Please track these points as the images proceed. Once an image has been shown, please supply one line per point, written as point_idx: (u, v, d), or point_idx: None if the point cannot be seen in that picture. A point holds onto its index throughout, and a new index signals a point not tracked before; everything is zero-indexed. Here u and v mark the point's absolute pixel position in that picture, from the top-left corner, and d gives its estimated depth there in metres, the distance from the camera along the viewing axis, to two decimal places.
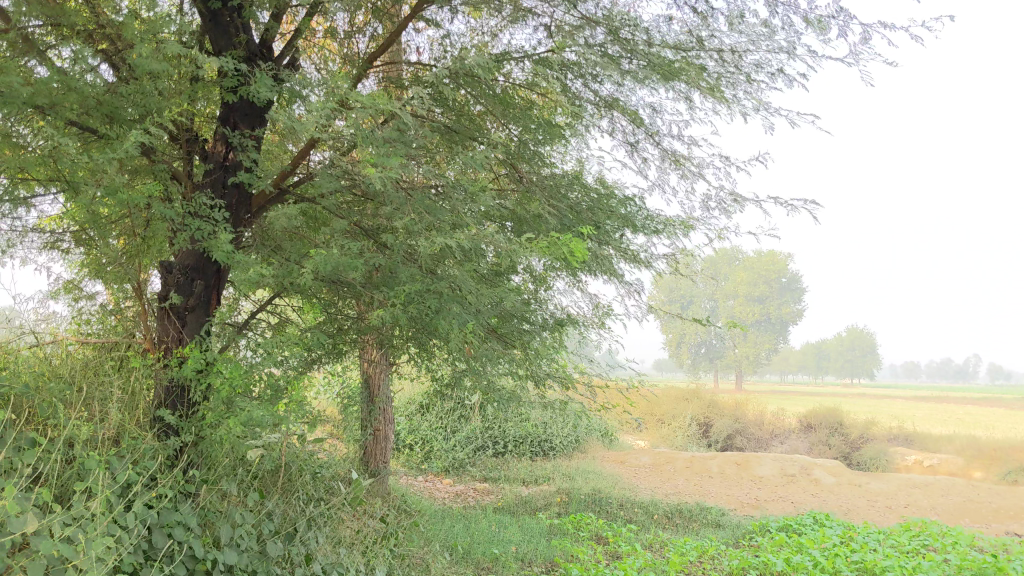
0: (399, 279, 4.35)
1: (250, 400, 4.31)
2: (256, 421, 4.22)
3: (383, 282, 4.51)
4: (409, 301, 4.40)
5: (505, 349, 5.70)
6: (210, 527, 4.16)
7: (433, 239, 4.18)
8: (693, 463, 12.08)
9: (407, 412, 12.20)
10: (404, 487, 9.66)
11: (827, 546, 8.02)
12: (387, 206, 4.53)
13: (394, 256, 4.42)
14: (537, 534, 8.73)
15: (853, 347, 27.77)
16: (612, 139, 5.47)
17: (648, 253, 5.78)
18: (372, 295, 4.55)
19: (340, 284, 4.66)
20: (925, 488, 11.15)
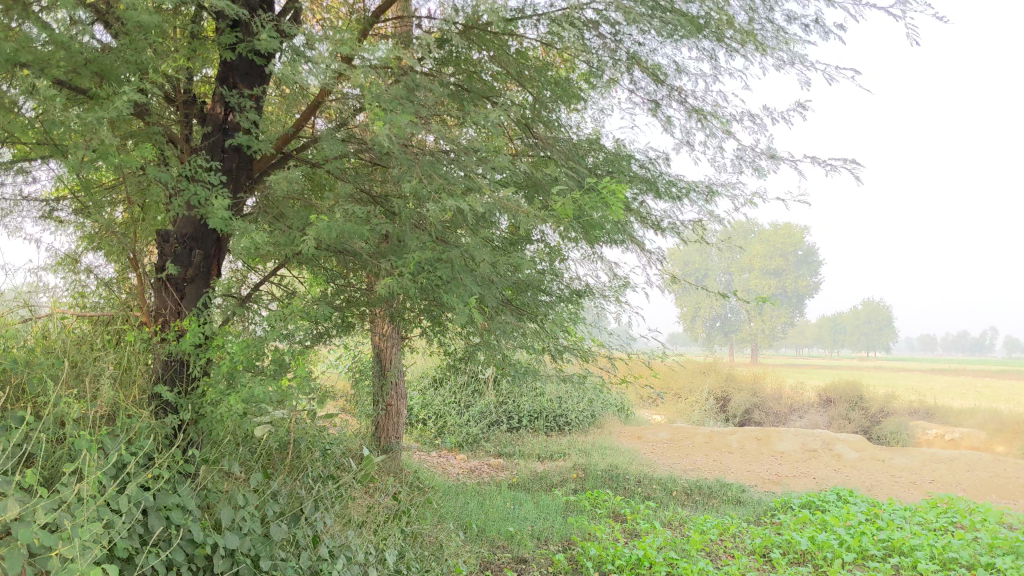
0: (408, 247, 4.11)
1: (253, 375, 4.10)
2: (259, 396, 4.01)
3: (392, 250, 4.28)
4: (420, 270, 4.16)
5: (521, 322, 5.46)
6: (212, 508, 3.96)
7: (443, 204, 3.94)
8: (713, 438, 11.85)
9: (420, 387, 12.00)
10: (417, 463, 9.48)
11: (852, 524, 7.79)
12: (395, 170, 4.28)
13: (403, 221, 4.18)
14: (554, 511, 8.52)
15: (871, 320, 27.44)
16: (634, 99, 5.20)
17: (672, 219, 5.51)
18: (380, 264, 4.32)
19: (347, 253, 4.43)
20: (950, 463, 10.88)
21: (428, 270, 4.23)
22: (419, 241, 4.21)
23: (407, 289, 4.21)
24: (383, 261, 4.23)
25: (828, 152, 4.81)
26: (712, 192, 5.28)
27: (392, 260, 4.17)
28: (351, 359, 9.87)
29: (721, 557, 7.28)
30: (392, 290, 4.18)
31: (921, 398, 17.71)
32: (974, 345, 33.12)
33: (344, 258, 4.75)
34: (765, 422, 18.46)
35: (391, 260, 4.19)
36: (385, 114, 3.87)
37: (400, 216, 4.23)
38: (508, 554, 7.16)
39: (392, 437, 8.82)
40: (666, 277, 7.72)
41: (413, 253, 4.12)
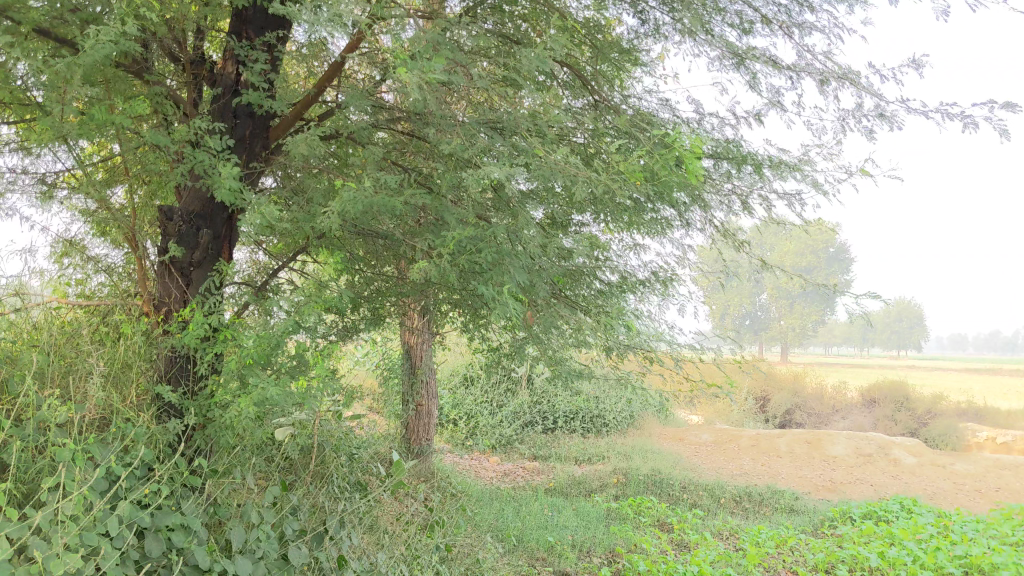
0: (449, 223, 3.54)
1: (268, 374, 3.56)
2: (274, 397, 3.47)
3: (429, 227, 3.71)
4: (462, 251, 3.60)
5: (570, 313, 4.90)
6: (222, 526, 3.43)
7: (489, 172, 3.38)
8: (759, 441, 11.22)
9: (451, 385, 11.46)
10: (449, 466, 8.94)
11: (923, 538, 7.16)
12: (432, 134, 3.73)
13: (440, 193, 3.61)
14: (595, 519, 7.96)
15: (900, 319, 26.60)
16: (714, 58, 4.57)
17: (753, 193, 4.90)
18: (414, 246, 3.77)
19: (374, 233, 3.89)
20: (1017, 469, 10.15)
21: (472, 250, 3.67)
22: (462, 216, 3.64)
23: (446, 274, 3.66)
24: (419, 240, 3.66)
25: (956, 107, 4.32)
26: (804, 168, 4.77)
27: (429, 239, 3.60)
28: (379, 355, 9.34)
29: (781, 572, 6.66)
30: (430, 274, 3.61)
31: (970, 399, 16.90)
32: (1008, 345, 31.79)
33: (371, 238, 4.22)
34: (806, 423, 17.80)
35: (428, 239, 3.62)
36: (417, 62, 3.29)
37: (438, 188, 3.66)
38: (550, 568, 6.60)
39: (423, 440, 8.28)
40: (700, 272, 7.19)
41: (454, 232, 3.56)
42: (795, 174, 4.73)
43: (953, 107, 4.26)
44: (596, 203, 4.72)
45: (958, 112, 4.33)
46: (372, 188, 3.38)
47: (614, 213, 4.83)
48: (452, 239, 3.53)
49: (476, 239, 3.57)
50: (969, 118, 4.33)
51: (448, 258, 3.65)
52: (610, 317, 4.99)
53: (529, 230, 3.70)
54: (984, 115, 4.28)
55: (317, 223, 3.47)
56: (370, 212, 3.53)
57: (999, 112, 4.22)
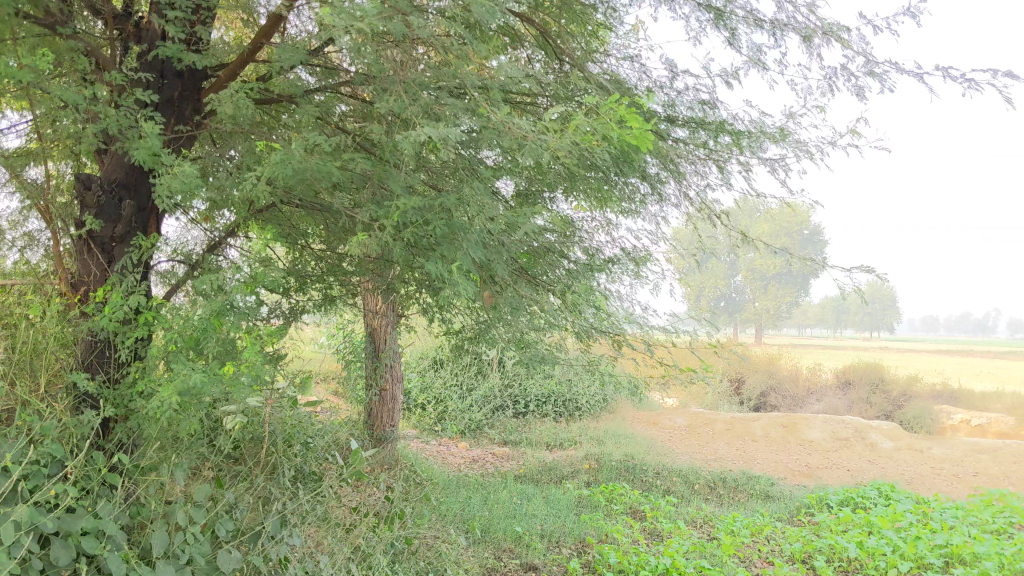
0: (395, 192, 3.22)
1: (194, 359, 3.24)
2: (200, 385, 3.14)
3: (374, 197, 3.40)
4: (409, 224, 3.28)
5: (535, 293, 4.58)
6: (143, 529, 3.10)
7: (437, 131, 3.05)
8: (734, 425, 10.99)
9: (419, 368, 11.14)
10: (414, 452, 8.63)
11: (902, 526, 6.94)
12: (378, 93, 3.39)
13: (385, 158, 3.28)
14: (565, 507, 7.68)
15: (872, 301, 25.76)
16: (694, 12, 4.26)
17: (732, 162, 4.62)
18: (358, 217, 3.43)
19: (314, 202, 3.55)
20: (995, 454, 9.99)
21: (421, 223, 3.37)
22: (409, 184, 3.33)
23: (392, 248, 3.35)
24: (363, 211, 3.34)
25: (955, 69, 4.03)
26: (787, 138, 4.51)
27: (373, 210, 3.28)
28: (342, 337, 8.99)
29: (757, 563, 6.40)
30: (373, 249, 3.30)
31: (945, 381, 16.77)
32: (978, 326, 31.72)
33: (314, 210, 3.92)
34: (781, 405, 17.62)
35: (371, 210, 3.30)
36: (356, 8, 2.94)
37: (383, 153, 3.36)
38: (517, 560, 6.31)
39: (387, 426, 7.95)
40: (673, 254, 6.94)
41: (401, 202, 3.24)
42: (777, 144, 4.46)
43: (952, 72, 3.99)
44: (561, 175, 4.42)
45: (957, 75, 4.04)
46: (306, 152, 3.06)
47: (582, 184, 4.52)
48: (398, 209, 3.22)
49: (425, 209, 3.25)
50: (970, 83, 4.05)
51: (395, 231, 3.34)
52: (577, 296, 4.68)
53: (485, 202, 3.39)
54: (986, 80, 3.99)
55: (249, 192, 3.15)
56: (306, 180, 3.21)
57: (1000, 76, 3.93)
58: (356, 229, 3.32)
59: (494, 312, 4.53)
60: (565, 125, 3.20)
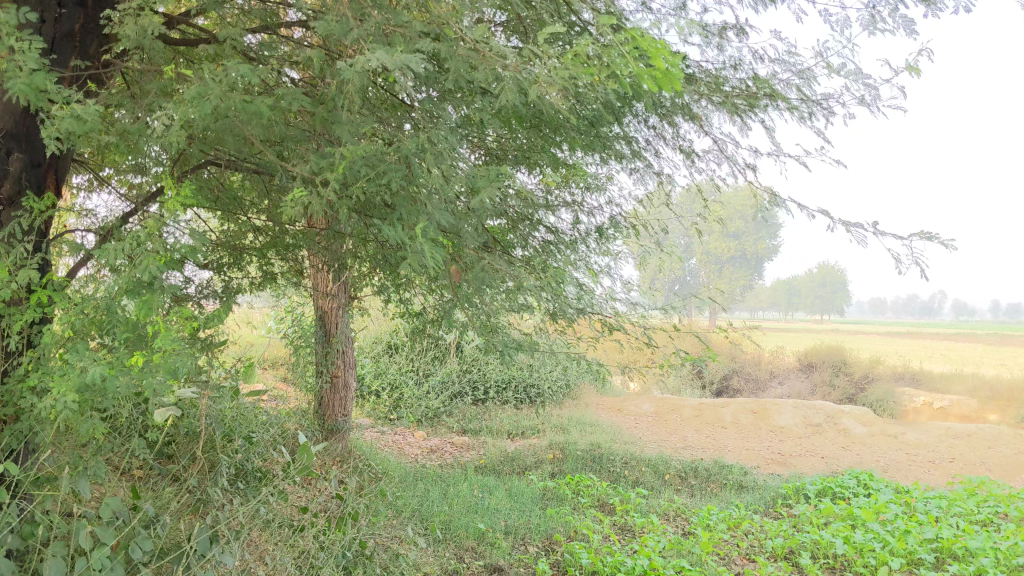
0: (343, 142, 2.74)
1: (96, 351, 2.72)
2: (103, 379, 2.63)
3: (318, 151, 2.93)
4: (359, 182, 2.81)
5: (505, 267, 4.08)
6: (36, 553, 2.56)
7: (391, 59, 2.55)
8: (702, 412, 10.62)
9: (373, 353, 10.58)
10: (370, 443, 8.09)
11: (887, 518, 6.57)
12: (320, 18, 2.87)
13: (328, 94, 2.77)
14: (530, 501, 7.21)
15: (824, 283, 25.46)
16: None
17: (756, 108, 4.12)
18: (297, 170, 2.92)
19: (245, 153, 3.04)
20: (969, 438, 9.74)
21: (374, 180, 2.90)
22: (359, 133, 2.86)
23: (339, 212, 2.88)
24: (306, 166, 2.87)
25: None
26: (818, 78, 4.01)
27: (318, 162, 2.81)
28: (291, 320, 8.40)
29: (737, 561, 5.97)
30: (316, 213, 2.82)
31: (907, 364, 16.58)
32: (927, 308, 31.83)
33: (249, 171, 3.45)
34: (743, 389, 17.31)
35: (314, 163, 2.83)
36: None
37: (326, 98, 2.89)
38: (482, 560, 5.81)
39: (339, 416, 7.38)
40: (645, 232, 6.51)
41: (354, 154, 2.77)
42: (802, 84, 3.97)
43: None
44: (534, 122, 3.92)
45: None
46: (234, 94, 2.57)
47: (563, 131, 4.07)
48: (346, 163, 2.74)
49: (379, 163, 2.78)
50: None
51: (342, 187, 2.83)
52: (549, 272, 4.20)
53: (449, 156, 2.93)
54: None
55: (164, 142, 2.65)
56: (235, 128, 2.71)
57: None
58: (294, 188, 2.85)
59: (458, 291, 4.05)
60: (547, 52, 2.71)
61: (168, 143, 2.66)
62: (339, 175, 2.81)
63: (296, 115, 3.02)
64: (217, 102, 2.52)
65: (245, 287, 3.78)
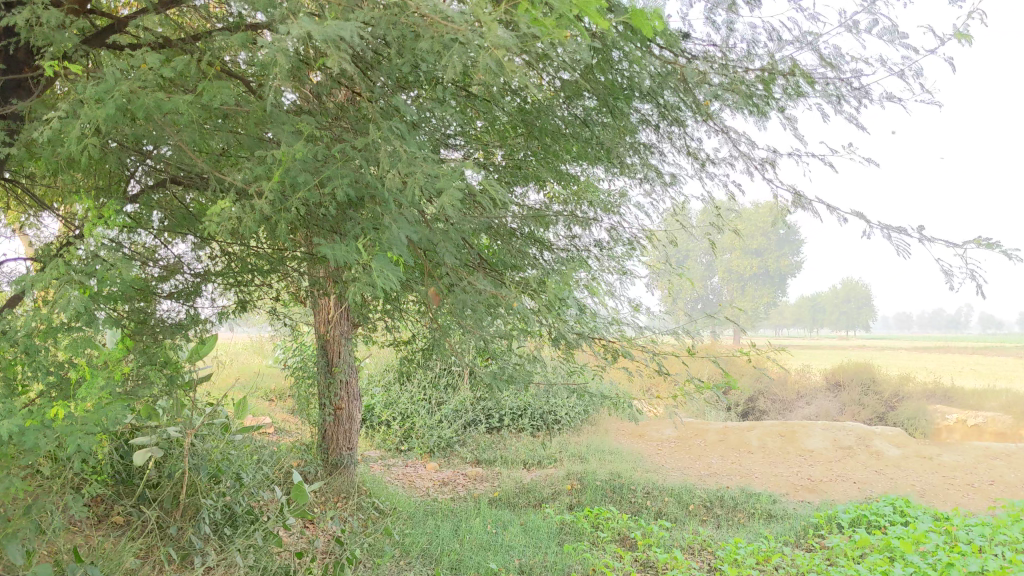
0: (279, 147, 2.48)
1: (13, 401, 2.48)
2: (17, 427, 2.39)
3: (261, 161, 2.68)
4: (300, 192, 2.56)
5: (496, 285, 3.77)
6: None
7: (333, 34, 2.26)
8: (727, 435, 10.21)
9: (384, 383, 10.22)
10: (377, 477, 7.75)
11: (928, 549, 6.12)
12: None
13: (268, 81, 2.49)
14: (546, 536, 6.82)
15: (847, 300, 24.92)
16: None
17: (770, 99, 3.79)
18: (239, 174, 2.63)
19: (183, 154, 2.76)
20: (1009, 459, 9.26)
21: (322, 178, 2.60)
22: (300, 137, 2.62)
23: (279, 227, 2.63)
24: (247, 175, 2.62)
25: None
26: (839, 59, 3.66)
27: (255, 171, 2.57)
28: (294, 349, 8.10)
29: None
30: (255, 227, 2.58)
31: (938, 381, 16.04)
32: (951, 322, 31.10)
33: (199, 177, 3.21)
34: (770, 410, 16.79)
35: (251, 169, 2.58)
36: None
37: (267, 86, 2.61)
38: None
39: (343, 449, 7.03)
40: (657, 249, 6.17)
41: (292, 158, 2.52)
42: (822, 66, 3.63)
43: None
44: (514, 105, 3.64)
45: None
46: (153, 95, 2.34)
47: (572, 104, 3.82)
48: (283, 170, 2.49)
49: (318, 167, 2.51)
50: None
51: (287, 187, 2.54)
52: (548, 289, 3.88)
53: (402, 161, 2.66)
54: None
55: (84, 146, 2.38)
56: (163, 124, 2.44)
57: None
58: (230, 200, 2.61)
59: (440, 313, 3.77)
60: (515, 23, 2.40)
61: (87, 146, 2.39)
62: (277, 185, 2.56)
63: (240, 110, 2.75)
64: (128, 96, 2.30)
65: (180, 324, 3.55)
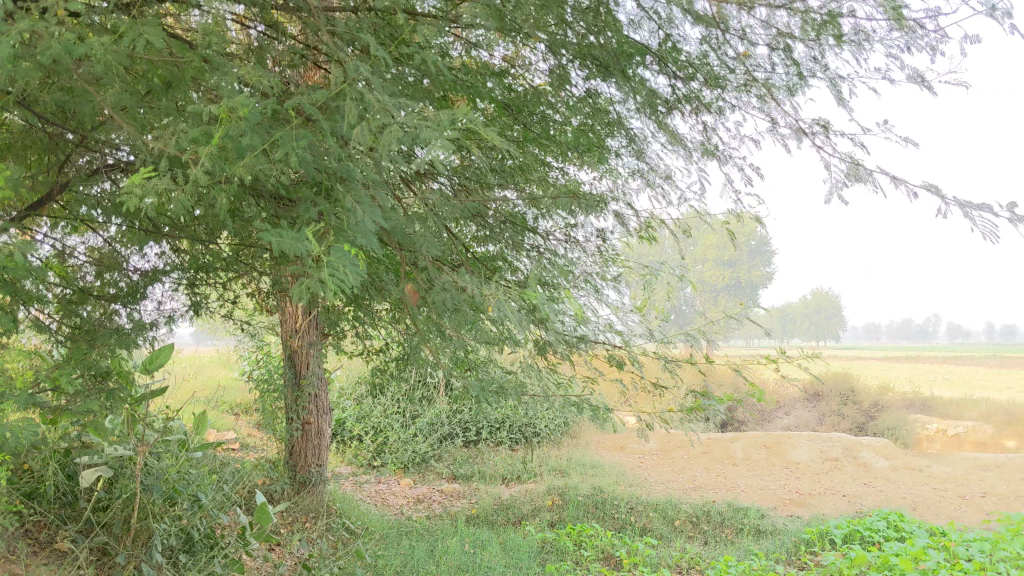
0: (215, 103, 2.16)
1: None
2: None
3: (198, 125, 2.34)
4: (244, 159, 2.23)
5: (473, 283, 3.45)
6: None
7: None
8: (710, 447, 9.92)
9: (356, 396, 9.83)
10: (348, 494, 7.37)
11: (929, 567, 5.82)
12: None
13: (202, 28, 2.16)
14: (526, 556, 6.47)
15: (819, 310, 24.84)
16: None
17: (798, 37, 3.59)
18: (173, 140, 2.29)
19: (108, 117, 2.41)
20: (999, 470, 9.02)
21: (268, 144, 2.28)
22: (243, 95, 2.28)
23: (216, 201, 2.31)
24: (183, 141, 2.29)
25: None
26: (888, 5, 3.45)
27: (189, 134, 2.24)
28: (260, 360, 7.71)
29: None
30: (188, 199, 2.25)
31: (917, 391, 15.88)
32: (921, 334, 31.18)
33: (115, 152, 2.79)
34: (749, 421, 16.54)
35: (186, 132, 2.25)
36: None
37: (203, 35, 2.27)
38: None
39: (312, 466, 6.65)
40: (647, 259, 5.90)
41: (233, 117, 2.20)
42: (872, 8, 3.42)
43: None
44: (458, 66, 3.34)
45: None
46: (62, 37, 2.00)
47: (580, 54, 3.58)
48: (220, 130, 2.16)
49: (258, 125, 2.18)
50: None
51: (224, 154, 2.22)
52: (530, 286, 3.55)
53: (357, 120, 2.33)
54: None
55: None
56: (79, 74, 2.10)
57: None
58: (161, 169, 2.27)
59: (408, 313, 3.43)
60: None
61: None
62: (218, 151, 2.23)
63: (175, 64, 2.42)
64: (32, 40, 1.96)
65: (116, 335, 3.25)
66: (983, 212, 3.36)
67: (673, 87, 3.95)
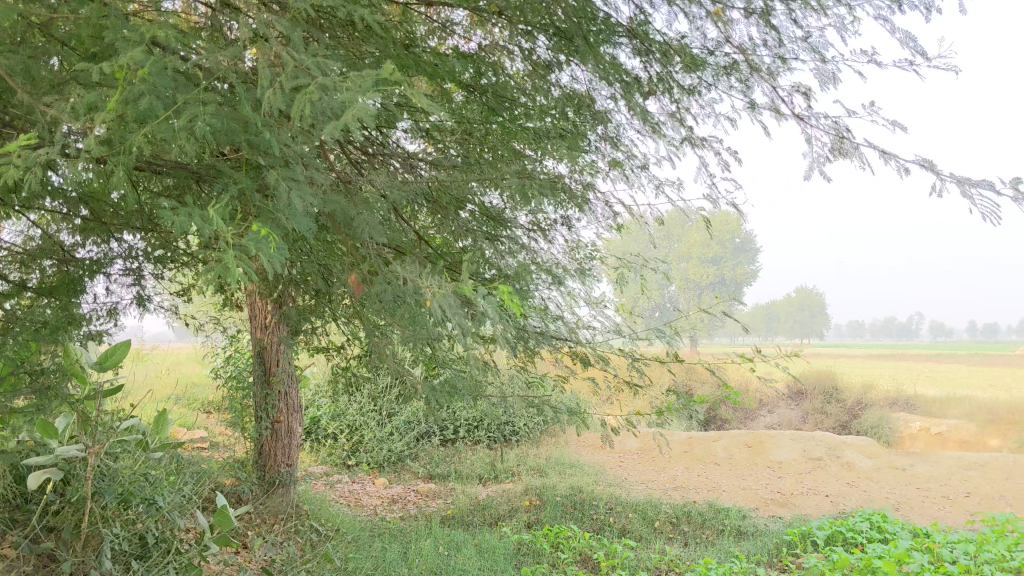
0: (113, 63, 1.95)
1: None
2: None
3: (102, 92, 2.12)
4: (146, 128, 2.00)
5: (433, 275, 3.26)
6: None
7: None
8: (692, 446, 9.78)
9: (331, 394, 9.65)
10: (320, 495, 7.18)
11: (913, 570, 5.67)
12: None
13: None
14: (502, 558, 6.29)
15: (803, 308, 24.79)
16: None
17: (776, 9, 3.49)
18: (72, 107, 2.07)
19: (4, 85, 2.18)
20: (983, 470, 8.91)
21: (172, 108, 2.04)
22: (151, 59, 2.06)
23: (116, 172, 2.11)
24: (86, 112, 2.07)
25: None
26: None
27: (91, 101, 2.03)
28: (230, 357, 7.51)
29: None
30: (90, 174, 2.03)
31: (900, 388, 15.80)
32: (905, 330, 31.18)
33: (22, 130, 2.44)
34: (731, 419, 16.44)
35: (83, 94, 2.05)
36: None
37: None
38: None
39: (282, 466, 6.46)
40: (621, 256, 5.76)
41: (131, 77, 1.98)
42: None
43: None
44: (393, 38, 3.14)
45: None
46: None
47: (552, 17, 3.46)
48: (117, 93, 1.94)
49: (166, 85, 1.97)
50: None
51: (123, 121, 1.99)
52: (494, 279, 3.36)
53: (267, 79, 2.11)
54: None
55: None
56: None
57: None
58: (58, 139, 2.05)
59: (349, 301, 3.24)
60: None
61: None
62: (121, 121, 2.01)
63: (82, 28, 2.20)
64: None
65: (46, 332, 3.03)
66: (982, 189, 3.19)
67: (646, 66, 3.82)
